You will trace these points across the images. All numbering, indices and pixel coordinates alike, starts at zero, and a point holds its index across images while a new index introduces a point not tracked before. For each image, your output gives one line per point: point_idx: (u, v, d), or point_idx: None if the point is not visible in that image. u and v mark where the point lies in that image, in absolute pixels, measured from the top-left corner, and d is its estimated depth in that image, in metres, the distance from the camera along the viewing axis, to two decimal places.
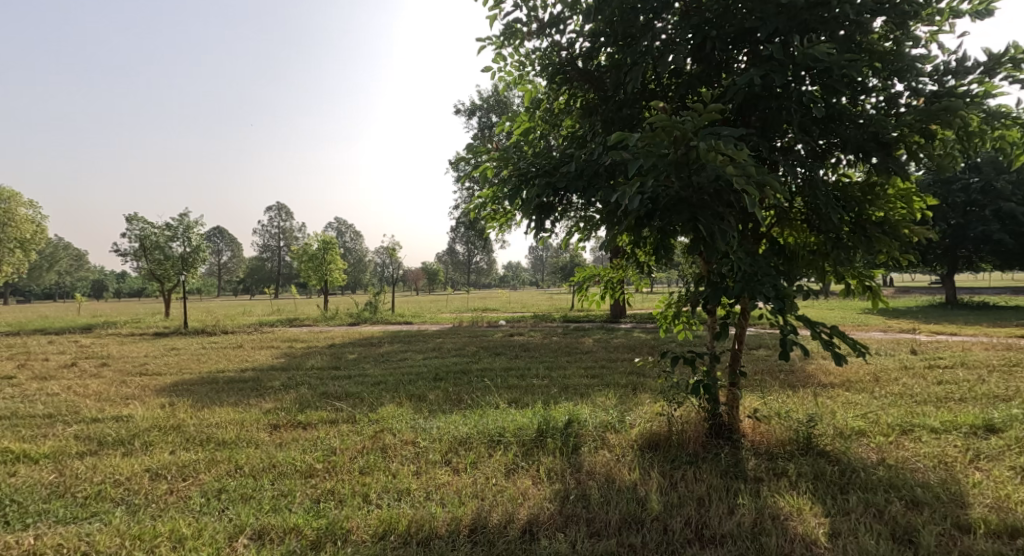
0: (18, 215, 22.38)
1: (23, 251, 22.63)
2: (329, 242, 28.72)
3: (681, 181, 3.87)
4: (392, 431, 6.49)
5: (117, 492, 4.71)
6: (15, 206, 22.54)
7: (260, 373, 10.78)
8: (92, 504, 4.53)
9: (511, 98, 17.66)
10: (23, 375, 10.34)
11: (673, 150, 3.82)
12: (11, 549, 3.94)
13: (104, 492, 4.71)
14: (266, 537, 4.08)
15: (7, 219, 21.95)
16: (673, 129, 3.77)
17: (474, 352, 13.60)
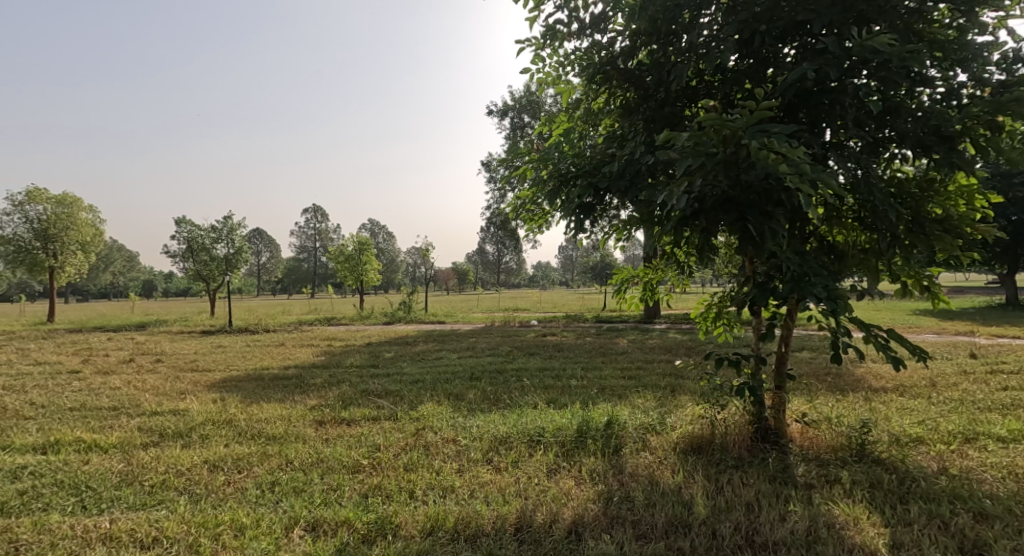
0: (79, 219, 23.37)
1: (83, 254, 23.67)
2: (364, 243, 29.18)
3: (729, 180, 3.81)
4: (434, 429, 6.55)
5: (180, 481, 4.89)
6: (77, 210, 23.55)
7: (303, 371, 11.04)
8: (158, 492, 4.72)
9: (544, 98, 17.64)
10: (84, 370, 10.80)
11: (722, 148, 3.75)
12: (89, 533, 4.13)
13: (168, 480, 4.89)
14: (320, 529, 4.19)
15: (68, 223, 22.94)
16: (722, 127, 3.71)
17: (509, 352, 13.62)
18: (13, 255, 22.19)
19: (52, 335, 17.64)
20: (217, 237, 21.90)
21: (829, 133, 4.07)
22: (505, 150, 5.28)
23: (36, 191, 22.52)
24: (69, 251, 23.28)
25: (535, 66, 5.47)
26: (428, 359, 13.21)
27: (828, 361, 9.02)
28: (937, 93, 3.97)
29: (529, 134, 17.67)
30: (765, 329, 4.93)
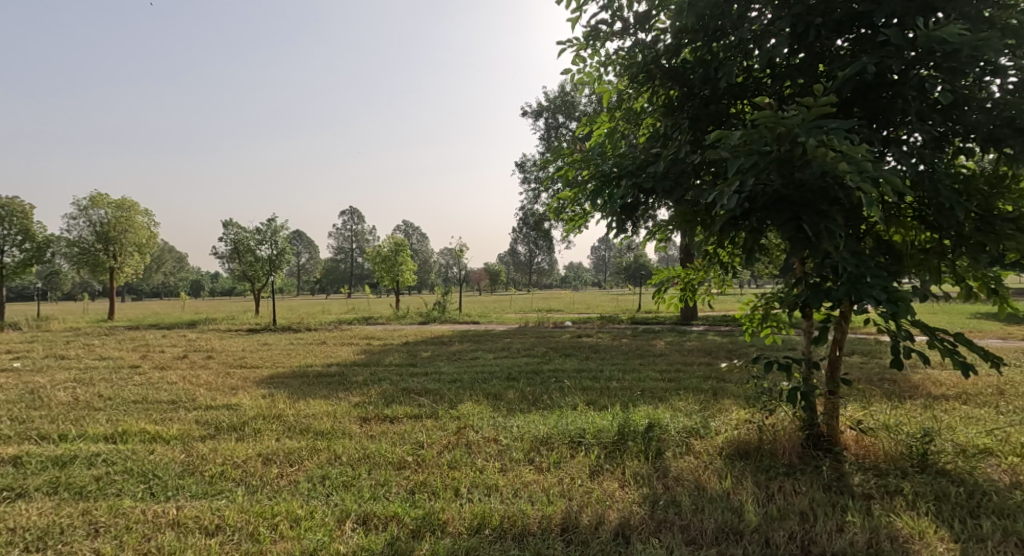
0: (137, 223, 24.39)
1: (141, 256, 24.69)
2: (400, 244, 29.57)
3: (782, 178, 3.71)
4: (475, 429, 6.58)
5: (237, 472, 5.02)
6: (136, 214, 24.58)
7: (344, 368, 11.25)
8: (217, 482, 4.86)
9: (579, 98, 17.46)
10: (141, 365, 11.22)
11: (776, 146, 3.66)
12: (157, 519, 4.28)
13: (226, 472, 5.03)
14: (370, 523, 4.24)
15: (127, 227, 23.97)
16: (776, 125, 3.62)
17: (545, 353, 13.54)
18: (76, 257, 23.28)
19: (109, 331, 18.38)
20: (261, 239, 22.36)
21: (890, 129, 3.95)
22: (547, 151, 5.28)
23: (99, 196, 23.59)
24: (127, 253, 24.34)
25: (576, 66, 5.46)
26: (466, 359, 13.26)
27: (880, 366, 8.71)
28: (1010, 83, 3.80)
29: (564, 134, 17.48)
30: (817, 332, 4.80)
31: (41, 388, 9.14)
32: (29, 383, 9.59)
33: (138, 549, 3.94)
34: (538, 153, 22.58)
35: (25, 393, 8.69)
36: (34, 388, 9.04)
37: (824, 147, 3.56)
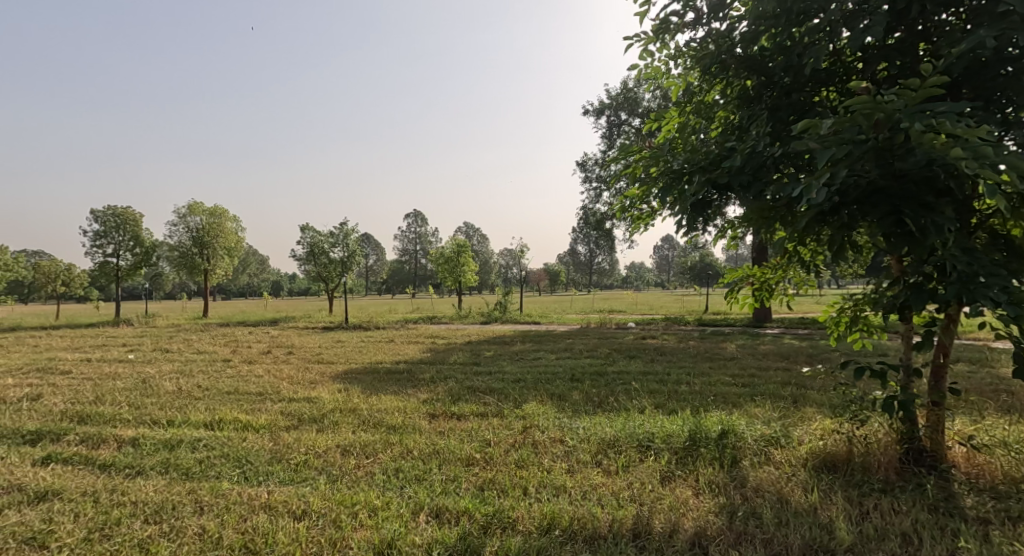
0: (226, 228, 25.99)
1: (231, 259, 26.34)
2: (462, 245, 30.02)
3: (880, 168, 3.56)
4: (541, 428, 6.62)
5: (319, 461, 5.27)
6: (226, 220, 26.20)
7: (413, 366, 11.54)
8: (301, 470, 5.12)
9: (642, 94, 16.96)
10: (231, 359, 11.99)
11: (873, 134, 3.53)
12: (251, 501, 4.59)
13: (309, 460, 5.30)
14: (443, 517, 4.35)
15: (217, 232, 25.59)
16: (875, 111, 3.48)
17: (608, 355, 13.40)
18: (176, 260, 25.22)
19: (199, 328, 19.68)
20: (334, 242, 23.40)
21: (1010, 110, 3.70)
22: (615, 149, 5.26)
23: (194, 203, 25.21)
24: (218, 256, 26.07)
25: (644, 61, 5.43)
26: (529, 359, 13.31)
27: (986, 377, 8.09)
28: None
29: (627, 132, 17.11)
30: (918, 337, 4.54)
31: (150, 378, 10.00)
32: (139, 374, 10.51)
33: (237, 527, 4.26)
34: (600, 151, 22.25)
35: (136, 383, 9.53)
36: (144, 377, 9.91)
37: (929, 132, 3.40)
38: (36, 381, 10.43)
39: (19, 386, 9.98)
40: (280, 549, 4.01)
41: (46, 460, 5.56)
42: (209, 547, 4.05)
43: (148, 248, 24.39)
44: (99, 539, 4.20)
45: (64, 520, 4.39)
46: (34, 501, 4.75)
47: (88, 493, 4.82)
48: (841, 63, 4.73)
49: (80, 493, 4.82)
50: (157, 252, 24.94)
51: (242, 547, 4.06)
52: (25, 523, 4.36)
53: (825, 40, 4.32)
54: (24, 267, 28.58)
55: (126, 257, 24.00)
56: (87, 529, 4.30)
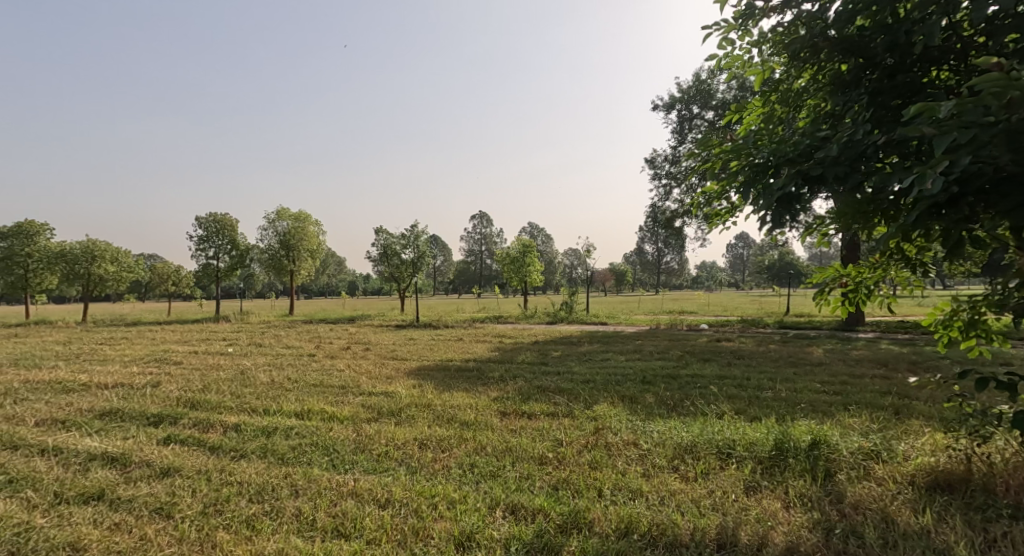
0: (310, 232, 27.05)
1: (315, 261, 27.55)
2: (528, 246, 29.95)
3: (1013, 154, 3.19)
4: (613, 430, 6.61)
5: (398, 453, 6.02)
6: (309, 225, 27.30)
7: (481, 364, 11.51)
8: (382, 461, 5.86)
9: (716, 85, 16.18)
10: (316, 353, 12.57)
11: (1003, 116, 3.18)
12: (339, 487, 5.29)
13: (389, 452, 6.04)
14: (518, 513, 4.80)
15: (302, 236, 26.78)
16: (1007, 89, 3.12)
17: (681, 356, 13.04)
18: (266, 261, 26.73)
19: (286, 324, 20.78)
20: (405, 243, 23.80)
21: None
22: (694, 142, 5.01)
23: (282, 209, 26.80)
24: (303, 258, 27.24)
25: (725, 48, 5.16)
26: (598, 360, 13.11)
27: None
28: None
29: (701, 126, 16.42)
30: None
31: (248, 369, 10.94)
32: (238, 365, 11.32)
33: (328, 511, 4.91)
34: (671, 146, 21.55)
35: (236, 373, 10.55)
36: (243, 368, 10.92)
37: None
38: (153, 368, 11.44)
39: (141, 373, 10.97)
40: (367, 534, 4.59)
41: (167, 440, 6.74)
42: (305, 527, 4.71)
43: (243, 250, 26.23)
44: (212, 513, 4.97)
45: (183, 493, 5.28)
46: (159, 475, 5.76)
47: (202, 471, 5.76)
48: (959, 37, 4.29)
49: (196, 471, 5.77)
50: (250, 255, 26.50)
51: (333, 529, 4.69)
52: (153, 495, 5.28)
53: (939, 14, 3.92)
54: (143, 268, 31.31)
55: (225, 258, 25.91)
56: (202, 503, 5.11)
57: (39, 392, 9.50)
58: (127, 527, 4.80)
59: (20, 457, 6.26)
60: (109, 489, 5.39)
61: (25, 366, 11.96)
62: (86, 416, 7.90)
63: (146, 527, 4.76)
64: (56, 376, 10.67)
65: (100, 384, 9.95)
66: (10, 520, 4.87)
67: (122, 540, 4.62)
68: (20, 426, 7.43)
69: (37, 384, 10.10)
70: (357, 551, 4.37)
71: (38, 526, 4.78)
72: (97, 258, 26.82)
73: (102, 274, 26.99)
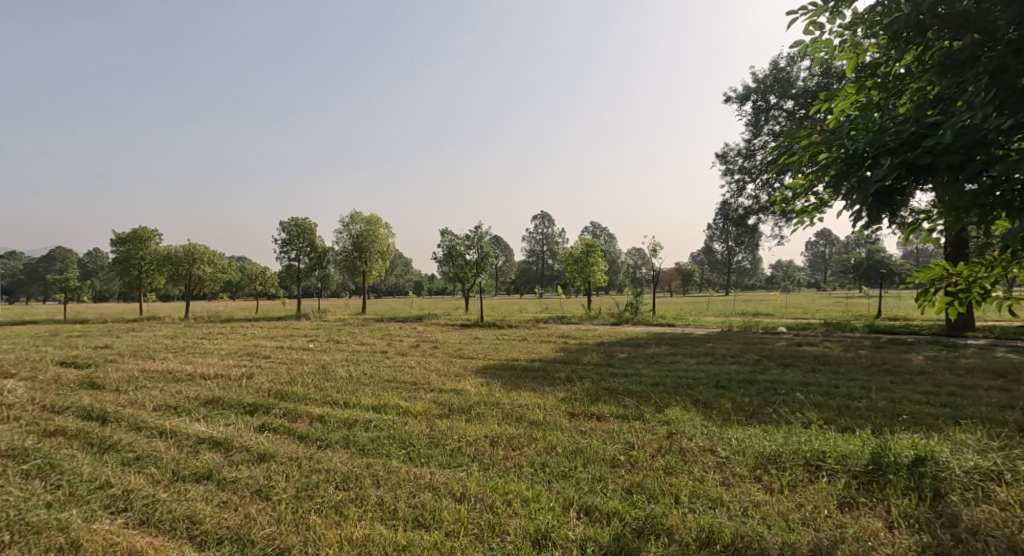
0: (381, 234, 27.74)
1: (385, 262, 28.15)
2: (591, 245, 29.42)
3: None
4: (687, 435, 6.72)
5: (471, 449, 6.40)
6: (380, 227, 28.02)
7: (547, 364, 11.37)
8: (456, 456, 6.25)
9: (798, 73, 15.21)
10: (388, 350, 12.72)
11: None
12: (417, 480, 5.70)
13: (462, 448, 6.47)
14: (592, 515, 4.98)
15: (373, 239, 27.51)
16: None
17: (757, 361, 12.46)
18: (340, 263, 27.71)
19: (359, 322, 21.22)
20: (469, 245, 23.99)
21: None
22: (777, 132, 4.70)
23: (355, 213, 27.74)
24: (374, 260, 27.99)
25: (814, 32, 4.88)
26: (668, 363, 12.59)
27: None
28: None
29: (779, 117, 15.54)
30: None
31: (328, 363, 11.28)
32: (319, 360, 11.64)
33: (408, 502, 5.31)
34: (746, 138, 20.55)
35: (317, 367, 10.92)
36: (324, 363, 11.26)
37: None
38: (247, 361, 11.98)
39: (236, 365, 11.51)
40: (446, 526, 4.92)
41: (261, 427, 7.45)
42: (388, 516, 5.12)
43: (321, 252, 27.11)
44: (305, 497, 5.48)
45: (280, 478, 5.85)
46: (257, 460, 6.41)
47: (293, 458, 6.36)
48: None
49: (288, 457, 6.38)
50: (326, 257, 27.48)
51: (414, 519, 5.07)
52: (252, 477, 5.88)
53: None
54: (233, 270, 33.15)
55: (304, 260, 26.98)
56: (295, 488, 5.64)
57: (153, 380, 10.14)
58: (233, 506, 5.36)
59: (142, 437, 7.09)
60: (216, 470, 6.06)
61: (140, 357, 12.89)
62: (193, 403, 8.60)
63: (250, 506, 5.30)
64: (165, 366, 11.42)
65: (204, 375, 10.44)
66: (138, 492, 5.61)
67: (229, 517, 5.15)
68: (139, 411, 8.18)
69: (151, 372, 10.82)
70: (436, 542, 4.68)
71: (161, 499, 5.47)
72: (197, 260, 28.64)
73: (201, 275, 28.64)
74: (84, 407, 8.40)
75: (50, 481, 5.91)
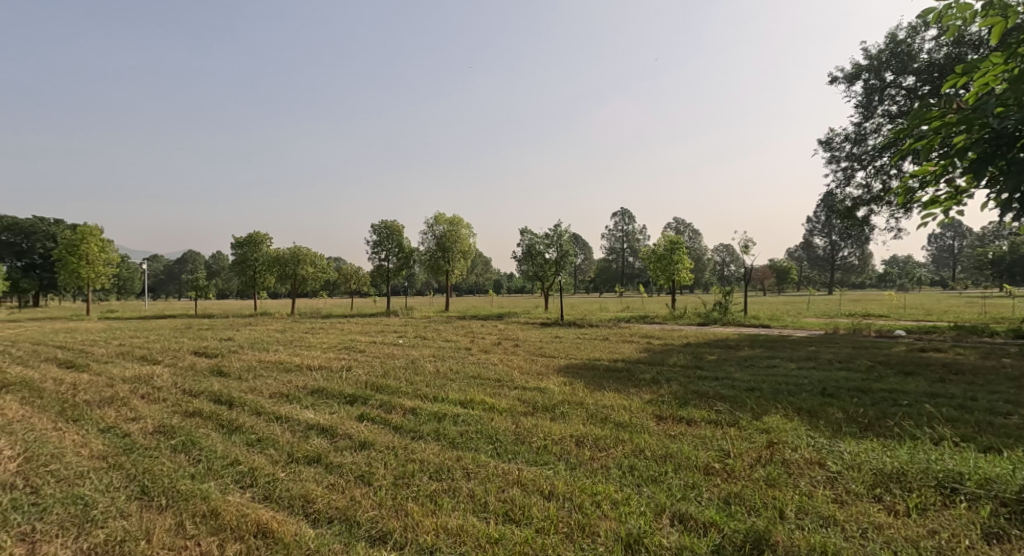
0: (462, 234, 27.99)
1: (467, 261, 28.38)
2: (675, 242, 28.21)
3: None
4: (790, 444, 6.52)
5: (557, 448, 6.43)
6: (461, 228, 28.28)
7: (631, 365, 10.91)
8: (543, 454, 6.32)
9: (922, 45, 13.72)
10: (472, 347, 12.69)
11: None
12: (506, 475, 5.84)
13: (549, 446, 6.48)
14: (687, 523, 5.11)
15: (455, 240, 27.81)
16: None
17: (869, 367, 11.36)
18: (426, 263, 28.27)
19: (444, 320, 21.40)
20: (549, 243, 23.70)
21: None
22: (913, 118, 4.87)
23: (439, 215, 28.18)
24: (457, 259, 28.28)
25: None
26: (764, 368, 11.70)
27: None
28: None
29: (898, 95, 14.15)
30: None
31: (417, 358, 11.38)
32: (409, 355, 11.78)
33: (498, 496, 5.49)
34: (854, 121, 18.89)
35: (407, 361, 11.03)
36: (413, 358, 11.36)
37: None
38: (346, 354, 12.33)
39: (337, 357, 11.87)
40: (535, 523, 5.10)
41: (361, 417, 7.56)
42: (480, 508, 5.31)
43: (408, 253, 27.75)
44: (402, 485, 5.70)
45: (379, 465, 6.07)
46: (359, 446, 6.61)
47: (391, 447, 6.53)
48: None
49: (386, 446, 6.55)
50: (412, 258, 28.12)
51: (504, 513, 5.26)
52: (355, 463, 6.14)
53: None
54: (330, 270, 34.65)
55: (392, 261, 27.72)
56: (393, 475, 5.87)
57: (268, 369, 10.67)
58: (340, 488, 5.67)
59: (262, 421, 7.44)
60: (324, 454, 6.35)
61: (257, 348, 13.67)
62: (302, 392, 8.85)
63: (354, 490, 5.59)
64: (278, 357, 12.00)
65: (309, 366, 10.87)
66: (261, 470, 6.01)
67: (338, 498, 5.48)
68: (258, 397, 8.56)
69: (267, 362, 11.40)
70: (527, 538, 4.90)
71: (281, 478, 5.86)
72: (302, 261, 30.05)
73: (305, 275, 30.09)
74: (215, 391, 8.91)
75: (192, 455, 6.44)
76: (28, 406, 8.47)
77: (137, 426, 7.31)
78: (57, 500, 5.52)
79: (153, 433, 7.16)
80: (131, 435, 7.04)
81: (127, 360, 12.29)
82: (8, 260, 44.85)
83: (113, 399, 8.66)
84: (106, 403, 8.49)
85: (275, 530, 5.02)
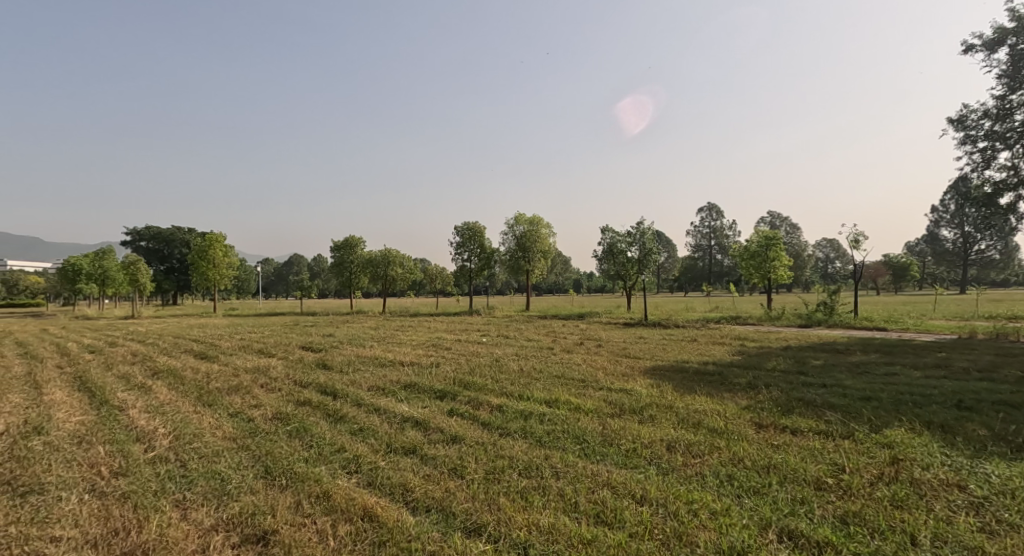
0: (542, 233, 27.42)
1: (547, 261, 27.77)
2: (772, 238, 26.21)
3: None
4: (915, 461, 5.43)
5: (647, 452, 5.70)
6: (541, 227, 27.70)
7: (724, 368, 9.93)
8: (632, 457, 5.63)
9: None
10: (554, 347, 12.08)
11: None
12: (595, 476, 5.21)
13: (638, 449, 5.77)
14: (797, 542, 4.32)
15: (535, 240, 27.30)
16: None
17: (1015, 378, 9.67)
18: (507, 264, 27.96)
19: (525, 319, 20.85)
20: (631, 241, 22.52)
21: None
22: None
23: (519, 215, 27.82)
24: (536, 260, 27.75)
25: None
26: (881, 375, 10.25)
27: None
28: None
29: None
30: None
31: (502, 357, 10.94)
32: (493, 353, 11.38)
33: (589, 496, 4.88)
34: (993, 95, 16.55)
35: (490, 360, 10.62)
36: (498, 356, 10.94)
37: None
38: (433, 351, 12.12)
39: (425, 354, 11.69)
40: (629, 527, 4.46)
41: (451, 412, 7.18)
42: (570, 508, 4.73)
43: (489, 252, 27.59)
44: (493, 480, 5.21)
45: (470, 459, 5.61)
46: (450, 441, 6.20)
47: (481, 442, 6.06)
48: None
49: (477, 441, 6.10)
50: (494, 258, 27.91)
51: (595, 515, 4.65)
52: (448, 455, 5.71)
53: None
54: (418, 271, 35.24)
55: (474, 261, 27.64)
56: (485, 469, 5.41)
57: (364, 363, 10.62)
58: (436, 479, 5.26)
59: (363, 412, 7.23)
60: (419, 445, 5.98)
61: (354, 344, 13.83)
62: (396, 385, 8.64)
63: (450, 482, 5.17)
64: (373, 352, 12.00)
65: (402, 361, 10.71)
66: (365, 458, 5.73)
67: (434, 489, 5.07)
68: (358, 389, 8.41)
69: (364, 357, 11.40)
70: (621, 542, 4.30)
71: (382, 466, 5.53)
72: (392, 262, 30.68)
73: (394, 276, 30.66)
74: (322, 382, 8.88)
75: (306, 442, 6.25)
76: (173, 390, 8.79)
77: (259, 412, 7.32)
78: (202, 473, 5.48)
79: (272, 419, 7.11)
80: (255, 421, 7.01)
81: (248, 352, 12.79)
82: (151, 263, 49.14)
83: (238, 387, 8.79)
84: (234, 390, 8.66)
85: (379, 515, 4.70)
